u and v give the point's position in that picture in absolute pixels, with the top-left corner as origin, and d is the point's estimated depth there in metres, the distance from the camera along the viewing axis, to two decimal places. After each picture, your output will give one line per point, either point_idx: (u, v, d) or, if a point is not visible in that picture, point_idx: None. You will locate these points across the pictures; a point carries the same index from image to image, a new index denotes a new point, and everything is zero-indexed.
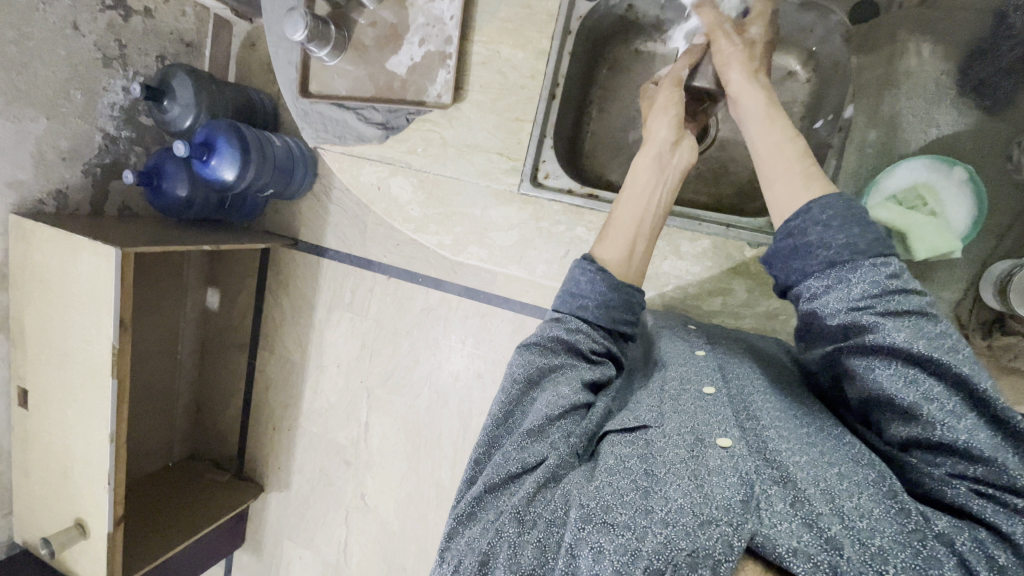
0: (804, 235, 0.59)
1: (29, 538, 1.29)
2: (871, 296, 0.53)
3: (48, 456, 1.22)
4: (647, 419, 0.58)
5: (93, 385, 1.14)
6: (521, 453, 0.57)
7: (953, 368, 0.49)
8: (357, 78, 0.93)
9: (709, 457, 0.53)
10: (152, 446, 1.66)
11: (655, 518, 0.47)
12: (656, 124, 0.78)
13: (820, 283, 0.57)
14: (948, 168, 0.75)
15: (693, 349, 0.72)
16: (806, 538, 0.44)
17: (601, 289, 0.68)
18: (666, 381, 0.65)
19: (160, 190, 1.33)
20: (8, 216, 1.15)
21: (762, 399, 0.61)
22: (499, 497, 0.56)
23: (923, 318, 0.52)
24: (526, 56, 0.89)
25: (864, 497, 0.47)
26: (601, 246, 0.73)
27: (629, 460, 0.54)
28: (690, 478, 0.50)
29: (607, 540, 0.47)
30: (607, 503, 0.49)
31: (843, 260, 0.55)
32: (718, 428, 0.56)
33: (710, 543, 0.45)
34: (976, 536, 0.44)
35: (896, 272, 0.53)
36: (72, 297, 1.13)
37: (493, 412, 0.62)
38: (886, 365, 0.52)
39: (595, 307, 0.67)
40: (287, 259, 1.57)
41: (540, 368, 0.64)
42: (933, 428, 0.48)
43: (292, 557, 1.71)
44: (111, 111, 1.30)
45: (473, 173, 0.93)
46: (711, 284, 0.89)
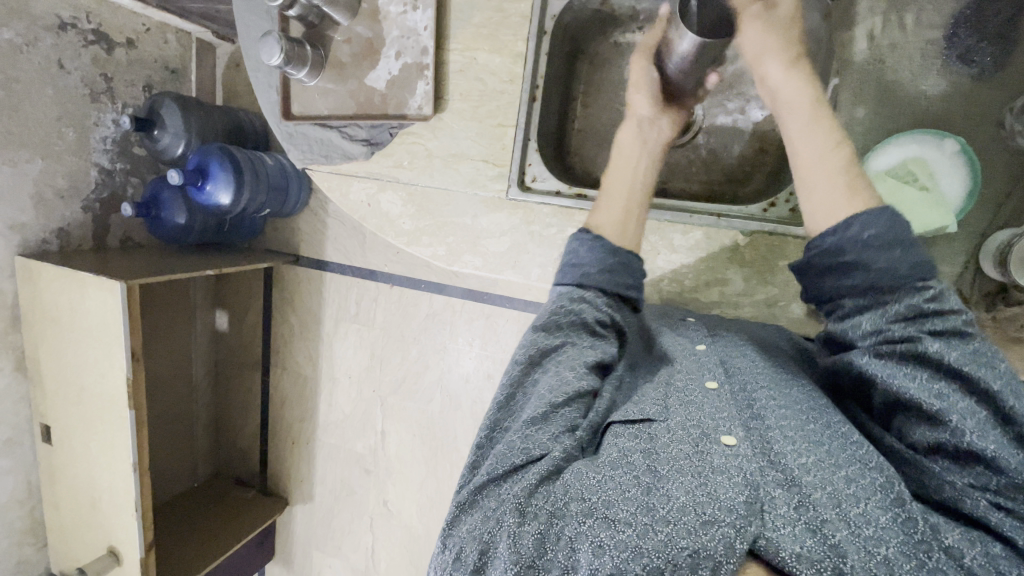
0: (841, 254, 0.56)
1: (64, 568, 1.32)
2: (906, 319, 0.53)
3: (76, 487, 1.25)
4: (653, 412, 0.59)
5: (111, 416, 1.16)
6: (524, 441, 0.56)
7: (984, 385, 0.49)
8: (338, 97, 0.93)
9: (714, 455, 0.53)
10: (176, 469, 1.68)
11: (657, 517, 0.48)
12: (636, 100, 0.83)
13: (856, 302, 0.56)
14: (939, 141, 0.74)
15: (695, 344, 0.72)
16: (810, 543, 0.45)
17: (600, 255, 0.71)
18: (669, 377, 0.65)
19: (161, 219, 1.35)
20: (13, 259, 1.17)
21: (768, 392, 0.61)
22: (500, 486, 0.54)
23: (959, 337, 0.52)
24: (503, 59, 0.88)
25: (872, 503, 0.47)
26: (596, 214, 0.76)
27: (631, 454, 0.54)
28: (694, 475, 0.51)
29: (607, 536, 0.47)
30: (609, 499, 0.50)
31: (882, 284, 0.54)
32: (724, 425, 0.56)
33: (712, 545, 0.45)
34: (988, 552, 0.44)
35: (934, 295, 0.53)
36: (83, 332, 1.15)
37: (498, 398, 0.63)
38: (912, 376, 0.52)
39: (596, 274, 0.70)
40: (291, 276, 1.58)
41: (542, 351, 0.64)
42: (961, 436, 0.48)
43: (321, 566, 1.73)
44: (103, 144, 1.31)
45: (461, 182, 0.93)
46: (708, 275, 0.88)
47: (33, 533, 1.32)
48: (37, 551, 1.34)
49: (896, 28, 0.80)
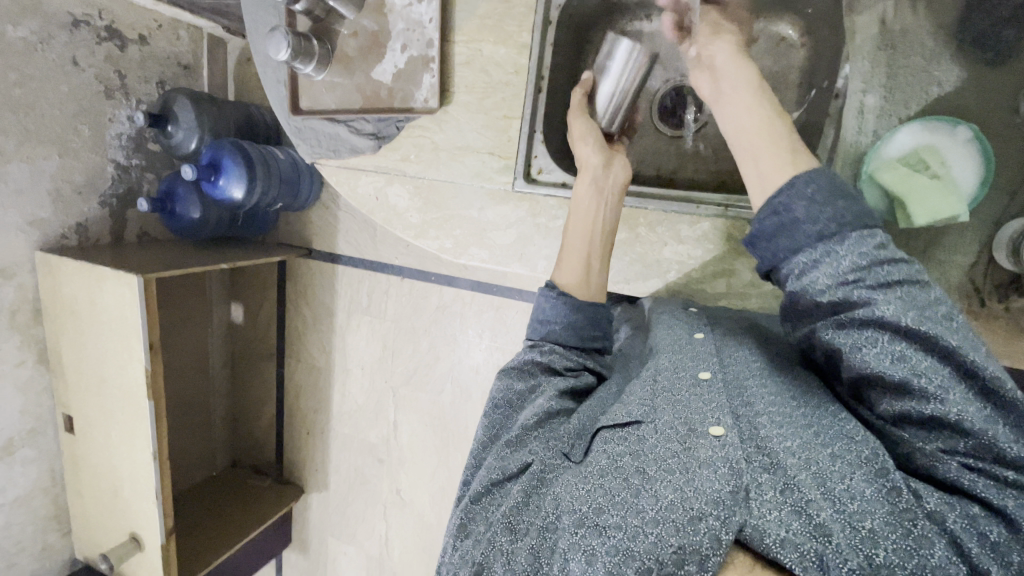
0: (790, 212, 0.58)
1: (88, 553, 1.37)
2: (861, 268, 0.53)
3: (99, 475, 1.29)
4: (640, 414, 0.59)
5: (131, 407, 1.20)
6: (503, 462, 0.60)
7: (940, 342, 0.48)
8: (344, 90, 0.94)
9: (700, 448, 0.54)
10: (195, 458, 1.72)
11: (646, 518, 0.49)
12: (583, 151, 0.82)
13: (809, 258, 0.56)
14: (952, 129, 0.73)
15: (693, 334, 0.72)
16: (795, 526, 0.46)
17: (562, 311, 0.75)
18: (658, 373, 0.65)
19: (175, 214, 1.37)
20: (34, 253, 1.20)
21: (756, 380, 0.61)
22: (487, 508, 0.58)
23: (913, 287, 0.51)
24: (508, 51, 0.87)
25: (856, 477, 0.47)
26: (559, 273, 0.79)
27: (620, 458, 0.55)
28: (681, 471, 0.52)
29: (599, 543, 0.49)
30: (599, 506, 0.51)
31: (831, 233, 0.55)
32: (710, 416, 0.57)
33: (697, 539, 0.46)
34: (967, 513, 0.44)
35: (883, 243, 0.54)
36: (102, 325, 1.18)
37: (481, 437, 0.66)
38: (871, 342, 0.51)
39: (562, 330, 0.74)
40: (303, 269, 1.60)
41: (519, 393, 0.68)
42: (926, 400, 0.47)
43: (337, 553, 1.77)
44: (119, 141, 1.33)
45: (467, 174, 0.93)
46: (714, 267, 0.88)
47: (59, 519, 1.36)
48: (61, 537, 1.38)
49: (907, 12, 0.78)
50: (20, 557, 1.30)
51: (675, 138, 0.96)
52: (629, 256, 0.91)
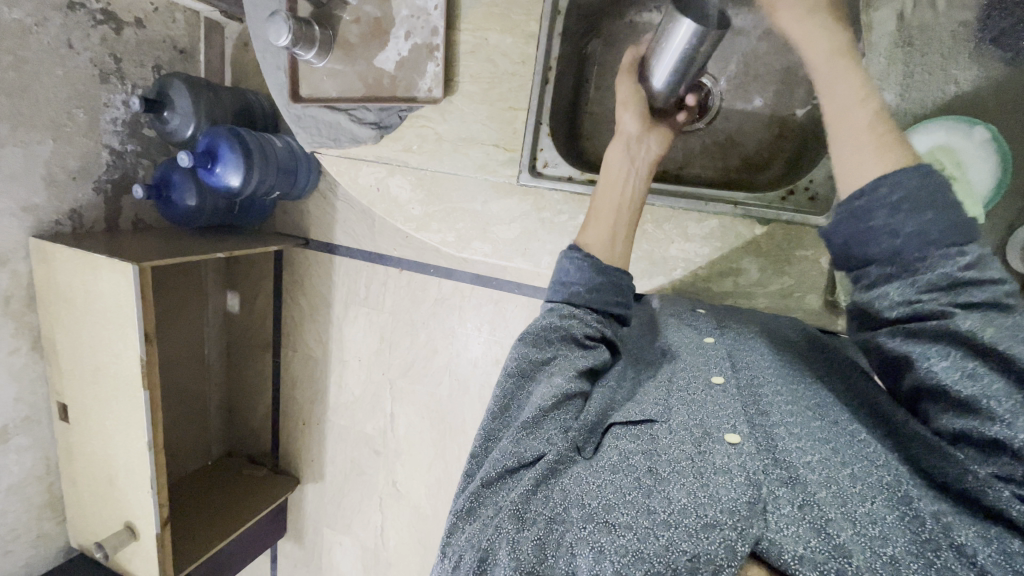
0: (867, 218, 0.55)
1: (83, 542, 1.36)
2: (939, 287, 0.51)
3: (94, 464, 1.28)
4: (654, 413, 0.59)
5: (126, 397, 1.18)
6: (516, 449, 0.57)
7: (1021, 367, 0.46)
8: (346, 78, 0.92)
9: (716, 454, 0.54)
10: (191, 447, 1.71)
11: (658, 519, 0.48)
12: (624, 116, 0.80)
13: (881, 270, 0.54)
14: (969, 129, 0.72)
15: (702, 337, 0.72)
16: (814, 543, 0.45)
17: (589, 275, 0.71)
18: (674, 376, 0.65)
19: (171, 201, 1.35)
20: (27, 240, 1.18)
21: (773, 390, 0.61)
22: (495, 493, 0.56)
23: (996, 312, 0.50)
24: (515, 41, 0.86)
25: (878, 502, 0.48)
26: (585, 233, 0.76)
27: (633, 456, 0.55)
28: (694, 476, 0.52)
29: (608, 540, 0.48)
30: (609, 503, 0.51)
31: (909, 250, 0.52)
32: (727, 424, 0.57)
33: (713, 548, 0.45)
34: (1005, 550, 0.42)
35: (969, 261, 0.51)
36: (97, 314, 1.16)
37: (492, 408, 0.64)
38: (942, 356, 0.50)
39: (586, 294, 0.70)
40: (301, 259, 1.59)
41: (533, 364, 0.65)
42: (991, 422, 0.46)
43: (332, 544, 1.77)
44: (114, 126, 1.30)
45: (471, 167, 0.91)
46: (721, 265, 0.87)
47: (53, 508, 1.35)
48: (56, 526, 1.37)
49: (924, 10, 0.77)
50: (15, 545, 1.29)
51: (686, 134, 0.92)
52: (634, 253, 0.90)
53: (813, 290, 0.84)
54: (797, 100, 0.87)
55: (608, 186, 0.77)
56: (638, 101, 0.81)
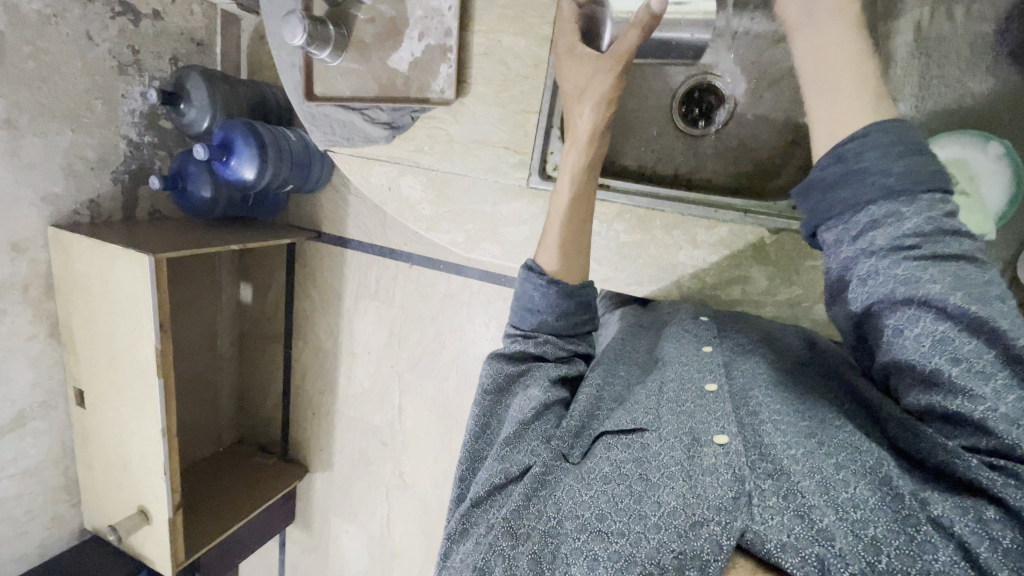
0: (856, 161, 0.53)
1: (97, 524, 1.40)
2: (919, 235, 0.49)
3: (109, 449, 1.31)
4: (645, 421, 0.61)
5: (140, 385, 1.21)
6: (502, 463, 0.62)
7: (990, 325, 0.45)
8: (359, 77, 0.93)
9: (705, 456, 0.55)
10: (203, 434, 1.75)
11: (649, 524, 0.51)
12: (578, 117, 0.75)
13: (869, 216, 0.51)
14: (983, 143, 0.71)
15: (701, 346, 0.71)
16: (797, 530, 0.48)
17: (554, 300, 0.72)
18: (664, 379, 0.66)
19: (186, 192, 1.37)
20: (46, 229, 1.21)
21: (762, 391, 0.62)
22: (488, 510, 0.61)
23: (969, 263, 0.48)
24: (528, 43, 0.85)
25: (862, 485, 0.49)
26: (543, 253, 0.75)
27: (624, 464, 0.57)
28: (683, 478, 0.53)
29: (602, 548, 0.51)
30: (602, 512, 0.53)
31: (901, 189, 0.50)
32: (715, 425, 0.58)
33: (699, 545, 0.49)
34: (980, 518, 0.43)
35: (950, 211, 0.50)
36: (113, 303, 1.19)
37: (471, 427, 0.68)
38: (914, 322, 0.48)
39: (552, 319, 0.72)
40: (313, 252, 1.61)
41: (508, 377, 0.69)
42: (954, 397, 0.46)
43: (339, 532, 1.80)
44: (132, 117, 1.32)
45: (481, 168, 0.92)
46: (730, 272, 0.87)
47: (69, 490, 1.39)
48: (71, 508, 1.41)
49: (945, 19, 0.75)
50: (30, 526, 1.32)
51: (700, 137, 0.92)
52: (643, 258, 0.90)
53: (821, 300, 0.84)
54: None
55: (574, 205, 0.75)
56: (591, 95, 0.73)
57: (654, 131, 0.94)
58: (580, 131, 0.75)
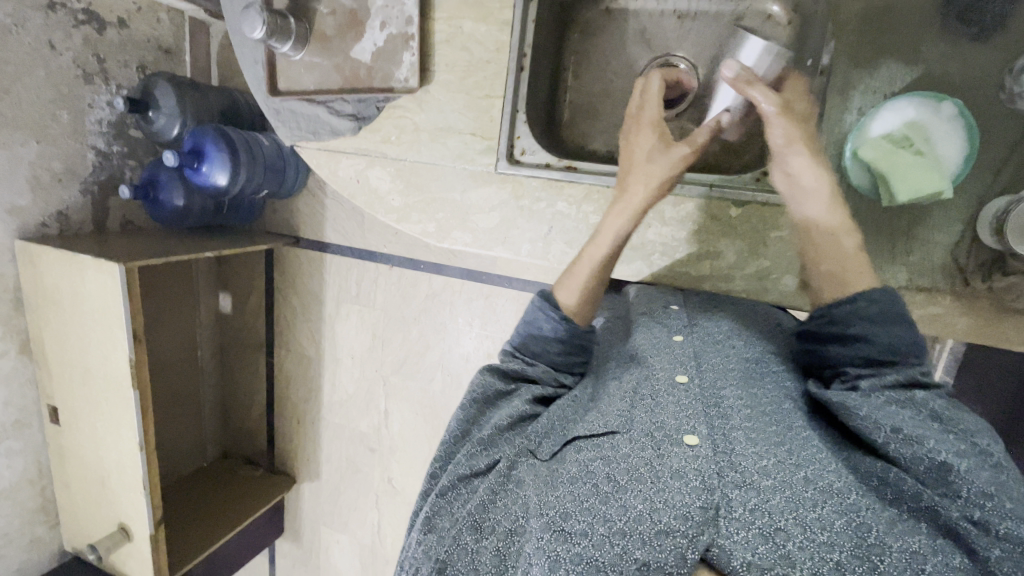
0: (846, 325, 0.63)
1: (77, 545, 1.36)
2: (899, 380, 0.58)
3: (87, 466, 1.28)
4: (616, 424, 0.61)
5: (117, 397, 1.18)
6: (469, 459, 0.63)
7: (959, 426, 0.53)
8: (323, 70, 0.92)
9: (674, 457, 0.56)
10: (187, 448, 1.72)
11: (614, 528, 0.51)
12: (634, 186, 0.79)
13: (860, 367, 0.61)
14: (936, 105, 0.72)
15: (671, 336, 0.73)
16: (761, 551, 0.49)
17: (563, 335, 0.73)
18: (637, 380, 0.67)
19: (158, 202, 1.35)
20: (15, 242, 1.18)
21: (731, 391, 0.63)
22: (451, 502, 0.60)
23: (944, 401, 0.56)
24: (489, 28, 0.85)
25: (827, 507, 0.51)
26: (566, 291, 0.76)
27: (593, 464, 0.57)
28: (651, 482, 0.54)
29: (564, 549, 0.51)
30: (566, 511, 0.53)
31: (889, 356, 0.60)
32: (686, 424, 0.59)
33: (664, 556, 0.49)
34: (949, 562, 0.46)
35: (926, 370, 0.59)
36: (85, 314, 1.16)
37: (448, 431, 0.69)
38: (894, 411, 0.55)
39: (556, 353, 0.74)
40: (291, 258, 1.59)
41: (496, 392, 0.71)
42: (938, 450, 0.51)
43: (330, 543, 1.77)
44: (99, 127, 1.30)
45: (449, 156, 0.91)
46: (699, 250, 0.86)
47: (47, 511, 1.35)
48: (50, 529, 1.37)
49: None
50: (7, 549, 1.28)
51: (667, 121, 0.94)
52: None
53: (789, 272, 0.83)
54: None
55: (607, 258, 0.78)
56: (655, 167, 0.78)
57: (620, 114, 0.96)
58: (634, 200, 0.78)
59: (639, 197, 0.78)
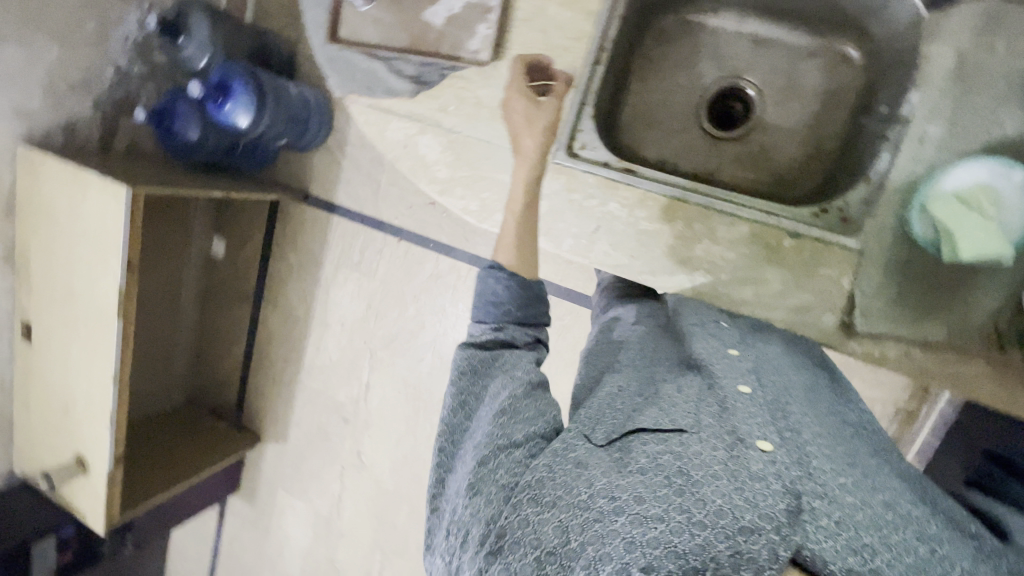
0: None
1: (26, 471, 1.30)
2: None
3: (51, 391, 1.22)
4: (685, 423, 0.59)
5: (97, 325, 1.13)
6: (504, 430, 0.61)
7: None
8: (390, 29, 0.95)
9: (751, 460, 0.54)
10: (153, 389, 1.66)
11: (695, 520, 0.47)
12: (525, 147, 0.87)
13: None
14: (1009, 169, 0.70)
15: (727, 348, 0.73)
16: (851, 561, 0.46)
17: (513, 292, 0.78)
18: (701, 390, 0.65)
19: (172, 131, 1.32)
20: (16, 147, 1.12)
21: (798, 413, 0.63)
22: (499, 471, 0.58)
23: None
24: (574, 16, 0.87)
25: (908, 532, 0.49)
26: (499, 253, 0.84)
27: (662, 456, 0.54)
28: (730, 478, 0.51)
29: (639, 532, 0.47)
30: (639, 495, 0.50)
31: None
32: (758, 431, 0.58)
33: (756, 550, 0.45)
34: None
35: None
36: (78, 234, 1.11)
37: (459, 403, 0.68)
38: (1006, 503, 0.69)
39: (512, 309, 0.77)
40: (297, 214, 1.55)
41: (485, 359, 0.72)
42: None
43: (284, 507, 1.73)
44: (124, 44, 1.24)
45: (507, 137, 0.91)
46: (742, 273, 0.87)
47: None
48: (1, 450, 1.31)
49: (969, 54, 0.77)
50: None
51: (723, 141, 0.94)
52: (661, 249, 0.89)
53: (830, 309, 0.85)
54: (828, 122, 0.90)
55: (524, 212, 0.86)
56: (541, 128, 0.88)
57: (677, 127, 0.96)
58: (529, 155, 0.87)
59: (531, 151, 0.87)
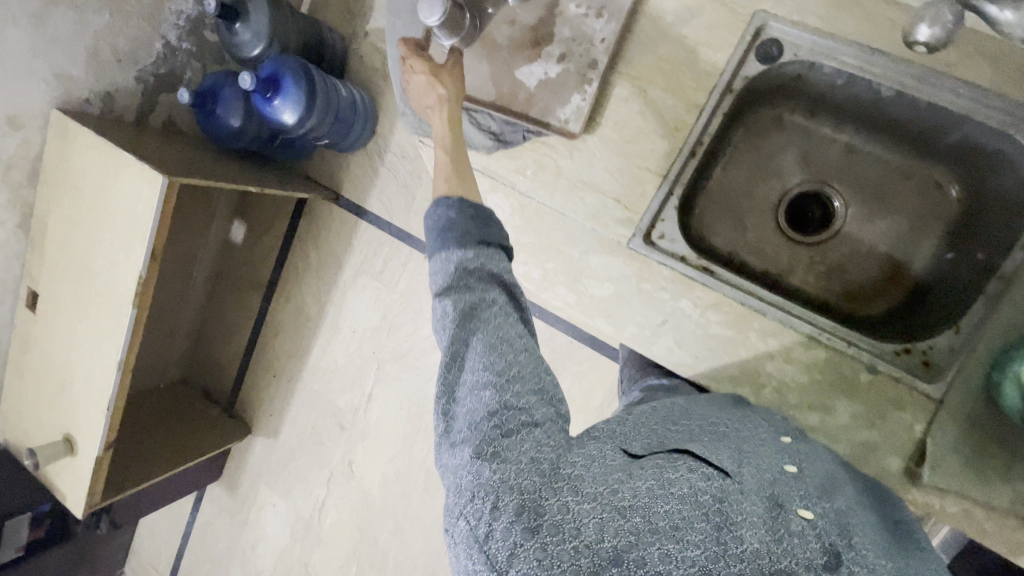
0: None
1: (10, 439, 1.26)
2: None
3: (49, 364, 1.18)
4: (727, 466, 0.52)
5: (109, 308, 1.09)
6: (521, 402, 0.52)
7: None
8: (478, 76, 0.86)
9: (791, 520, 0.48)
10: (149, 365, 1.62)
11: (731, 554, 0.43)
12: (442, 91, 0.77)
13: None
14: None
15: (780, 439, 0.64)
16: None
17: (459, 221, 0.64)
18: (744, 447, 0.58)
19: (213, 115, 1.24)
20: (50, 111, 1.07)
21: (842, 491, 0.56)
22: (510, 445, 0.50)
23: None
24: (676, 104, 0.81)
25: None
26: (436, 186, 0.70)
27: (699, 487, 0.48)
28: (769, 528, 0.46)
29: (672, 548, 0.42)
30: (674, 519, 0.44)
31: None
32: (798, 497, 0.51)
33: None
34: None
35: None
36: (104, 214, 1.07)
37: (453, 358, 0.57)
38: None
39: (472, 236, 0.62)
40: (324, 212, 1.51)
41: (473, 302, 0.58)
42: None
43: (264, 503, 1.70)
44: (177, 19, 1.20)
45: (582, 212, 0.86)
46: (813, 398, 0.77)
47: None
48: None
49: None
50: None
51: (795, 241, 0.90)
52: (727, 356, 0.80)
53: (897, 453, 0.74)
54: (910, 243, 0.85)
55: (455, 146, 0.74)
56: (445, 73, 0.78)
57: (751, 223, 0.91)
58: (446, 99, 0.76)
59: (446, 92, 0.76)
